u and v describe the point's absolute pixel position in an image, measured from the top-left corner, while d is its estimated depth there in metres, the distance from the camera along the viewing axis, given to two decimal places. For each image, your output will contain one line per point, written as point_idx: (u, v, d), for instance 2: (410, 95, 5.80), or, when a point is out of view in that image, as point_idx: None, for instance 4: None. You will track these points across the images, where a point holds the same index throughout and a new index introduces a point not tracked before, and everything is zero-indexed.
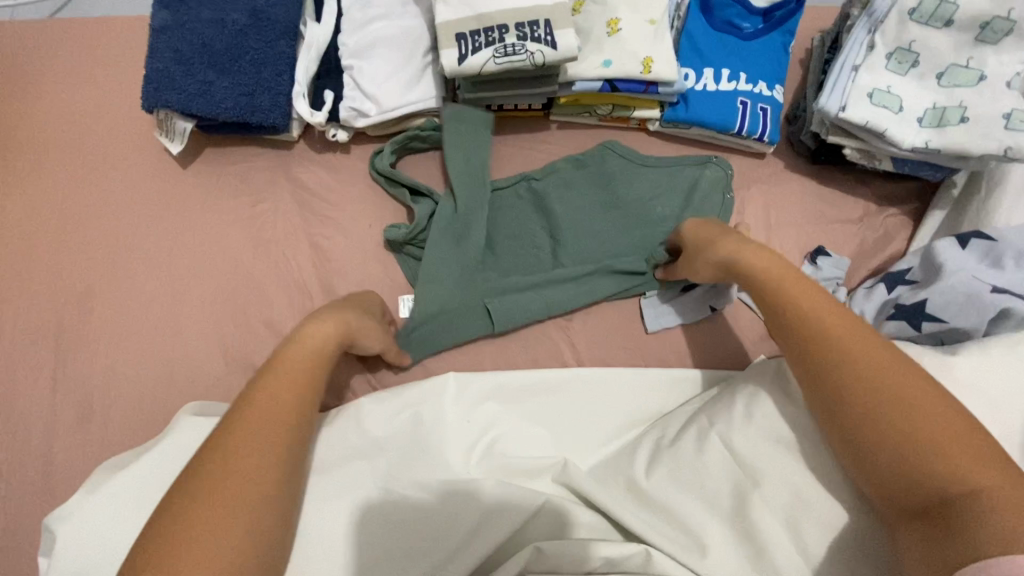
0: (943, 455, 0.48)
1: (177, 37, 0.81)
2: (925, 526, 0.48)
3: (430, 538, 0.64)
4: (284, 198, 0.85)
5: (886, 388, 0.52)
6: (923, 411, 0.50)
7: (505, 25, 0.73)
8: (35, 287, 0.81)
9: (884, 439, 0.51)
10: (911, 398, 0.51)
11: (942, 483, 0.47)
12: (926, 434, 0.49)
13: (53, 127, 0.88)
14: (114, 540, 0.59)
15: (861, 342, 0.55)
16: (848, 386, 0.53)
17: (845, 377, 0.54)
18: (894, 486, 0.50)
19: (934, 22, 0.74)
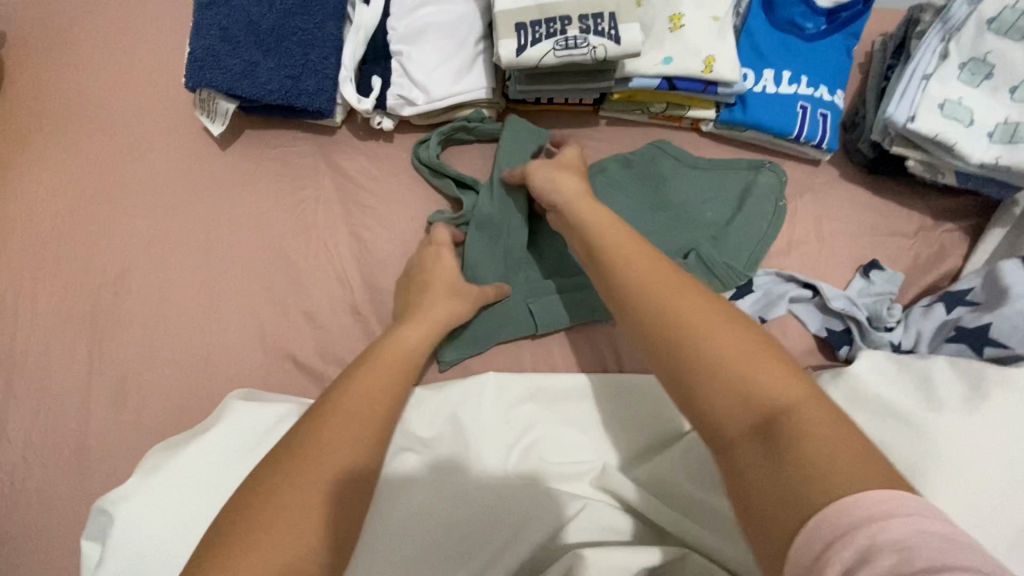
0: (761, 387, 0.43)
1: (222, 14, 0.79)
2: (747, 461, 0.41)
3: (468, 541, 0.64)
4: (325, 186, 0.83)
5: (703, 333, 0.47)
6: (715, 344, 0.46)
7: (568, 17, 0.71)
8: (72, 266, 0.80)
9: (714, 381, 0.44)
10: (713, 334, 0.46)
11: (753, 414, 0.42)
12: (729, 365, 0.44)
13: (91, 101, 0.86)
14: (168, 531, 0.58)
15: (665, 295, 0.51)
16: (674, 340, 0.48)
17: (670, 333, 0.48)
18: (721, 429, 0.43)
19: (1013, 34, 0.71)
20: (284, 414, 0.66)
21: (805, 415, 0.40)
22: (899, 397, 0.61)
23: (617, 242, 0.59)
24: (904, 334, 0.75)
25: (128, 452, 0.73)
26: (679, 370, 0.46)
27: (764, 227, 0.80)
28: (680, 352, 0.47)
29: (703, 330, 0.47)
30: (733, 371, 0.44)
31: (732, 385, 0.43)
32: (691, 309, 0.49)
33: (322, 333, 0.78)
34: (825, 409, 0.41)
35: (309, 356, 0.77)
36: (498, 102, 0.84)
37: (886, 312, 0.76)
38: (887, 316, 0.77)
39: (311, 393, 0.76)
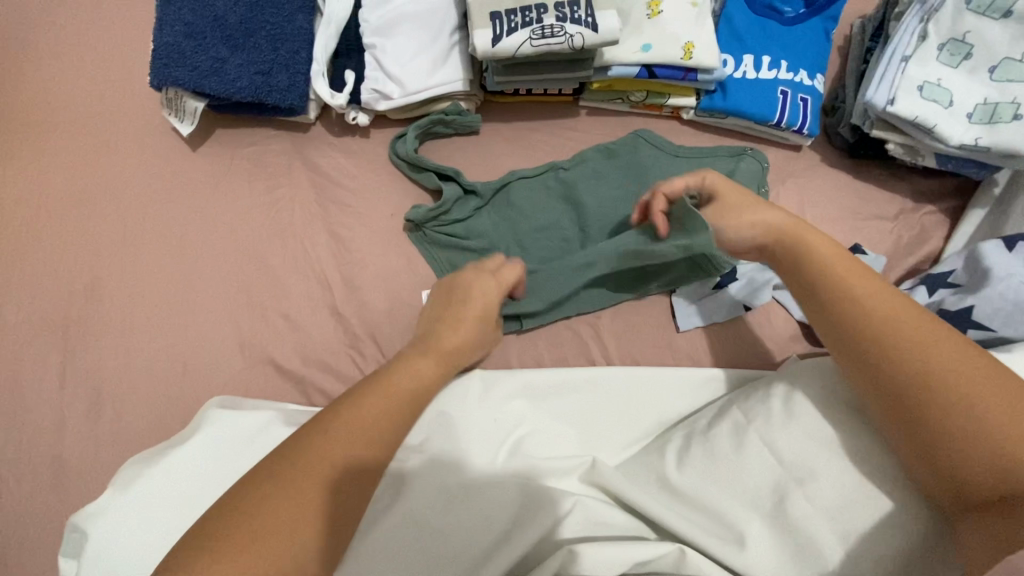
0: (1019, 445, 0.48)
1: (187, 9, 0.76)
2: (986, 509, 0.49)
3: (459, 542, 0.63)
4: (301, 185, 0.81)
5: (939, 370, 0.52)
6: (970, 391, 0.51)
7: (544, 5, 0.69)
8: (40, 274, 0.77)
9: (955, 424, 0.51)
10: (971, 385, 0.51)
11: (1009, 471, 0.48)
12: (983, 418, 0.50)
13: (54, 103, 0.83)
14: (143, 545, 0.56)
15: (907, 326, 0.55)
16: (913, 377, 0.53)
17: (902, 368, 0.54)
18: (956, 475, 0.51)
19: (992, 13, 0.71)
20: (267, 422, 0.65)
21: None
22: None
23: (784, 229, 0.63)
24: None
25: (106, 465, 0.71)
26: (908, 405, 0.53)
27: None
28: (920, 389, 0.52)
29: (958, 375, 0.52)
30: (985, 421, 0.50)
31: (984, 434, 0.49)
32: (933, 348, 0.53)
33: (303, 335, 0.76)
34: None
35: (290, 360, 0.75)
36: (476, 94, 0.82)
37: None
38: None
39: (293, 397, 0.74)
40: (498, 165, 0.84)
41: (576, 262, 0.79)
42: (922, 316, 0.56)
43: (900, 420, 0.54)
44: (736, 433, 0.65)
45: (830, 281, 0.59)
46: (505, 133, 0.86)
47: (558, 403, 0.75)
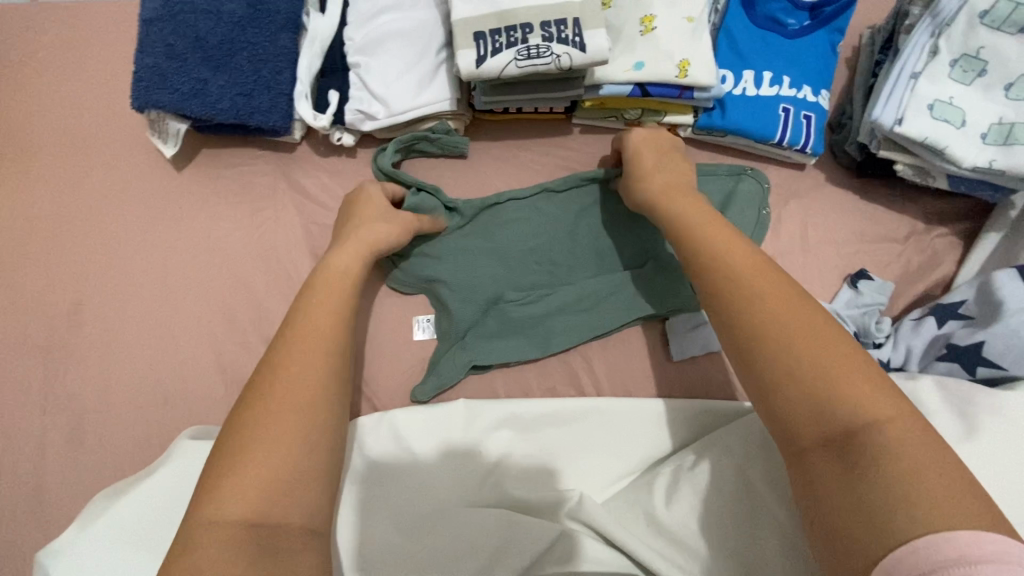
0: (849, 394, 0.42)
1: (168, 30, 0.75)
2: (822, 466, 0.42)
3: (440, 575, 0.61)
4: (285, 206, 0.79)
5: (776, 313, 0.47)
6: (802, 333, 0.45)
7: (529, 25, 0.66)
8: (25, 298, 0.77)
9: (789, 374, 0.44)
10: (804, 332, 0.45)
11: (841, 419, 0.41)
12: (815, 362, 0.43)
13: (42, 124, 0.83)
14: None
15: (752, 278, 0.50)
16: (753, 325, 0.47)
17: (745, 319, 0.48)
18: (796, 427, 0.43)
19: (1007, 27, 0.67)
20: None
21: (893, 437, 0.39)
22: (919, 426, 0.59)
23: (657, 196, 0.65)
24: (893, 351, 0.71)
25: (85, 492, 0.70)
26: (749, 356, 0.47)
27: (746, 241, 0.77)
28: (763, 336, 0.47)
29: (796, 323, 0.46)
30: (816, 371, 0.43)
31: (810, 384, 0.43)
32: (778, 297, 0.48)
33: None
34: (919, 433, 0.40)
35: None
36: (464, 113, 0.79)
37: (875, 327, 0.72)
38: (875, 330, 0.72)
39: None
40: (487, 186, 0.82)
41: (556, 291, 0.77)
42: (775, 275, 0.50)
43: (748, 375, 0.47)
44: (724, 468, 0.63)
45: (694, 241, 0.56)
46: (495, 151, 0.83)
47: (544, 432, 0.72)
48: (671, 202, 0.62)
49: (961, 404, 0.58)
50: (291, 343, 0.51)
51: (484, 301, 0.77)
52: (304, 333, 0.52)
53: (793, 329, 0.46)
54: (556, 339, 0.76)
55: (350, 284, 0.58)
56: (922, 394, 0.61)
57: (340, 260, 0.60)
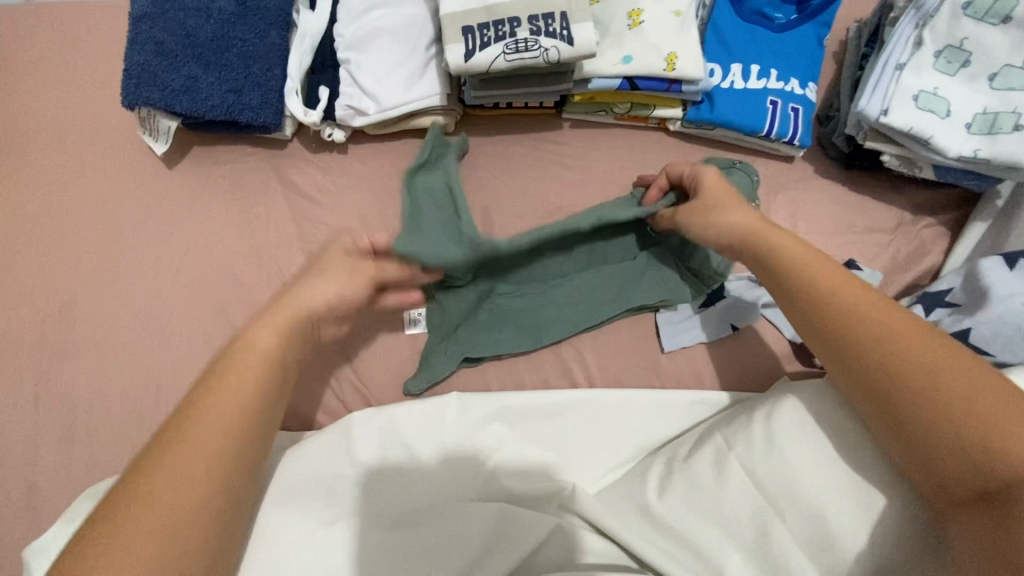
0: (1004, 447, 0.45)
1: (158, 27, 0.75)
2: (975, 515, 0.46)
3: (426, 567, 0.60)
4: (277, 202, 0.80)
5: (907, 365, 0.50)
6: (931, 382, 0.49)
7: (517, 19, 0.67)
8: (17, 295, 0.77)
9: (935, 426, 0.48)
10: (953, 386, 0.48)
11: (995, 472, 0.45)
12: (980, 416, 0.46)
13: (33, 122, 0.83)
14: None
15: (881, 323, 0.52)
16: (895, 373, 0.50)
17: (873, 369, 0.52)
18: (946, 475, 0.48)
19: (991, 18, 0.68)
20: None
21: None
22: None
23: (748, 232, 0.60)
24: None
25: (78, 490, 0.70)
26: (888, 402, 0.51)
27: None
28: (894, 387, 0.50)
29: (941, 373, 0.49)
30: (979, 424, 0.46)
31: (958, 435, 0.47)
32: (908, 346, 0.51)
33: None
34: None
35: None
36: (454, 109, 0.80)
37: None
38: None
39: None
40: (478, 181, 0.82)
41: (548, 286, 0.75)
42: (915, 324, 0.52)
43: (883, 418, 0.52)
44: (719, 462, 0.62)
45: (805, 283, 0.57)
46: (487, 147, 0.84)
47: (538, 424, 0.73)
48: (765, 230, 0.60)
49: None
50: (186, 446, 0.45)
51: (477, 296, 0.73)
52: (188, 436, 0.46)
53: (926, 382, 0.49)
54: (549, 333, 0.76)
55: (268, 361, 0.51)
56: None
57: (259, 332, 0.52)
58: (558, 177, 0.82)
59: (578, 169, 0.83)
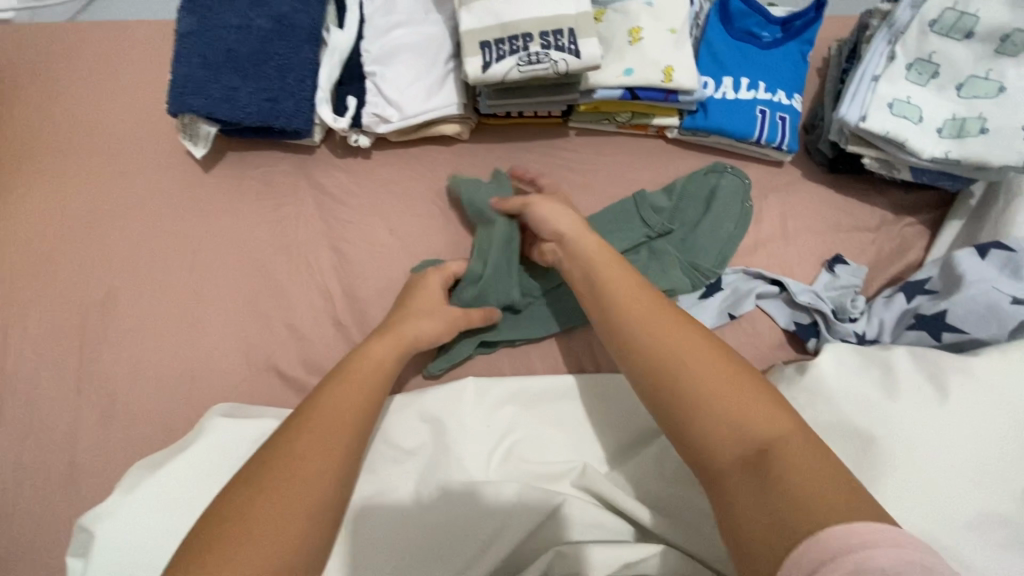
0: (748, 419, 0.49)
1: (202, 43, 0.83)
2: (739, 493, 0.46)
3: (456, 537, 0.65)
4: (306, 203, 0.86)
5: (682, 360, 0.53)
6: (700, 367, 0.52)
7: (530, 35, 0.74)
8: (61, 287, 0.82)
9: (703, 402, 0.51)
10: (709, 368, 0.52)
11: (750, 440, 0.48)
12: (727, 401, 0.50)
13: (80, 129, 0.90)
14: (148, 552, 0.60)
15: (657, 320, 0.57)
16: (665, 361, 0.54)
17: (652, 356, 0.55)
18: (713, 460, 0.49)
19: (955, 33, 0.75)
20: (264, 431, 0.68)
21: (786, 458, 0.46)
22: (863, 385, 0.62)
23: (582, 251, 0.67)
24: (867, 325, 0.77)
25: (115, 468, 0.75)
26: (667, 386, 0.53)
27: (730, 232, 0.83)
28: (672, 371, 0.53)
29: (699, 357, 0.53)
30: (734, 405, 0.49)
31: (715, 409, 0.50)
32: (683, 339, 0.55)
33: (306, 344, 0.80)
34: (807, 448, 0.47)
35: (291, 367, 0.78)
36: (470, 117, 0.87)
37: (850, 303, 0.78)
38: (853, 308, 0.78)
39: (295, 404, 0.77)
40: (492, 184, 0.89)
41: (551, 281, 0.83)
42: (688, 326, 0.56)
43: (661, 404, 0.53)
44: None
45: (609, 293, 0.61)
46: (498, 152, 0.91)
47: (551, 409, 0.77)
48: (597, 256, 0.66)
49: (931, 367, 0.61)
50: (307, 435, 0.55)
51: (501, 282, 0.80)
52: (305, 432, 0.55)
53: (683, 375, 0.52)
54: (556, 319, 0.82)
55: (378, 370, 0.63)
56: (896, 360, 0.63)
57: (376, 348, 0.65)
58: (565, 180, 0.89)
59: (584, 173, 0.89)
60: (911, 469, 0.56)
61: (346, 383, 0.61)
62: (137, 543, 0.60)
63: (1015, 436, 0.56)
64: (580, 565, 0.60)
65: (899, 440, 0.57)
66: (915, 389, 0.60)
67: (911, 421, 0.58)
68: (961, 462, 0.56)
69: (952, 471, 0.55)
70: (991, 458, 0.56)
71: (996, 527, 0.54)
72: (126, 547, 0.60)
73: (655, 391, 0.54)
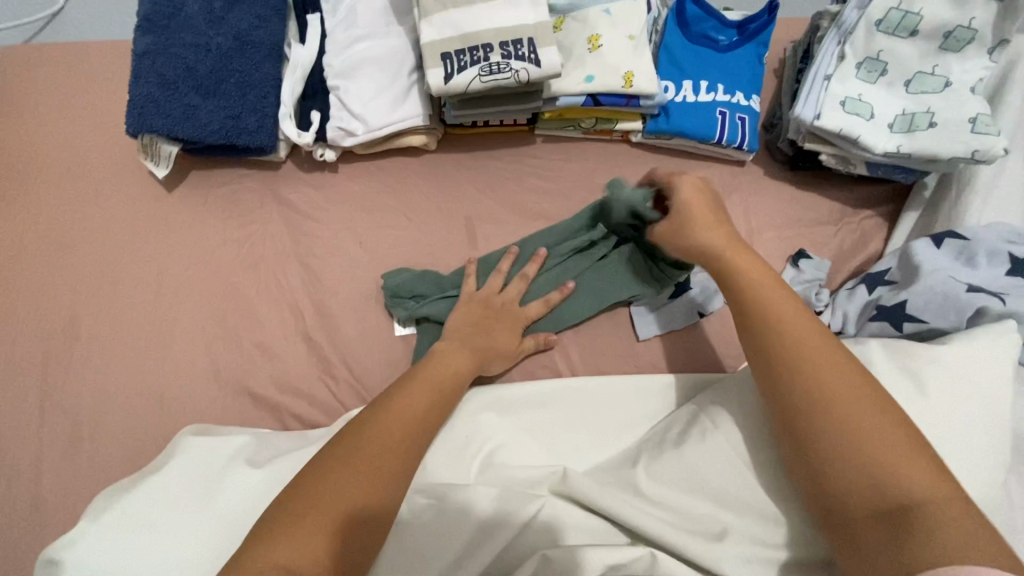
0: (897, 468, 0.47)
1: (160, 61, 0.82)
2: (865, 536, 0.47)
3: (433, 552, 0.63)
4: (273, 219, 0.85)
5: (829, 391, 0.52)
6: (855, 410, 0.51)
7: (490, 45, 0.75)
8: (21, 315, 0.80)
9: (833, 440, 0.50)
10: (857, 408, 0.51)
11: (888, 487, 0.47)
12: (853, 442, 0.49)
13: (37, 153, 0.88)
14: None
15: (812, 347, 0.55)
16: (817, 394, 0.52)
17: (809, 390, 0.53)
18: (840, 499, 0.49)
19: (901, 32, 0.78)
20: (242, 447, 0.68)
21: (934, 510, 0.45)
22: None
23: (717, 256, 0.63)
24: (832, 318, 0.79)
25: (82, 498, 0.72)
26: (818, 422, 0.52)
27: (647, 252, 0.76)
28: (810, 407, 0.52)
29: (843, 393, 0.52)
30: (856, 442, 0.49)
31: (870, 457, 0.49)
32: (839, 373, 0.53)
33: (277, 363, 0.79)
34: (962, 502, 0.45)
35: (264, 385, 0.77)
36: (435, 128, 0.87)
37: (814, 297, 0.81)
38: (816, 301, 0.81)
39: (269, 423, 0.76)
40: (461, 193, 0.89)
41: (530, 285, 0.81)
42: (832, 350, 0.55)
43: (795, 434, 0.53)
44: (704, 440, 0.66)
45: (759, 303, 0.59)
46: (466, 162, 0.91)
47: (529, 416, 0.77)
48: (733, 252, 0.63)
49: (903, 359, 0.63)
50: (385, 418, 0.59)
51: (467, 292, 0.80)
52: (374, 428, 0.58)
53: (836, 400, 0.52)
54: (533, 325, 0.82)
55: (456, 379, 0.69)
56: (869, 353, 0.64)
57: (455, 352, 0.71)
58: (534, 187, 0.90)
59: (551, 179, 0.90)
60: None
61: (416, 387, 0.64)
62: (104, 569, 0.58)
63: (983, 420, 0.58)
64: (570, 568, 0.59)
65: None
66: (884, 378, 0.62)
67: None
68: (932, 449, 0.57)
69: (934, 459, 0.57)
70: (961, 446, 0.57)
71: None
72: (95, 573, 0.58)
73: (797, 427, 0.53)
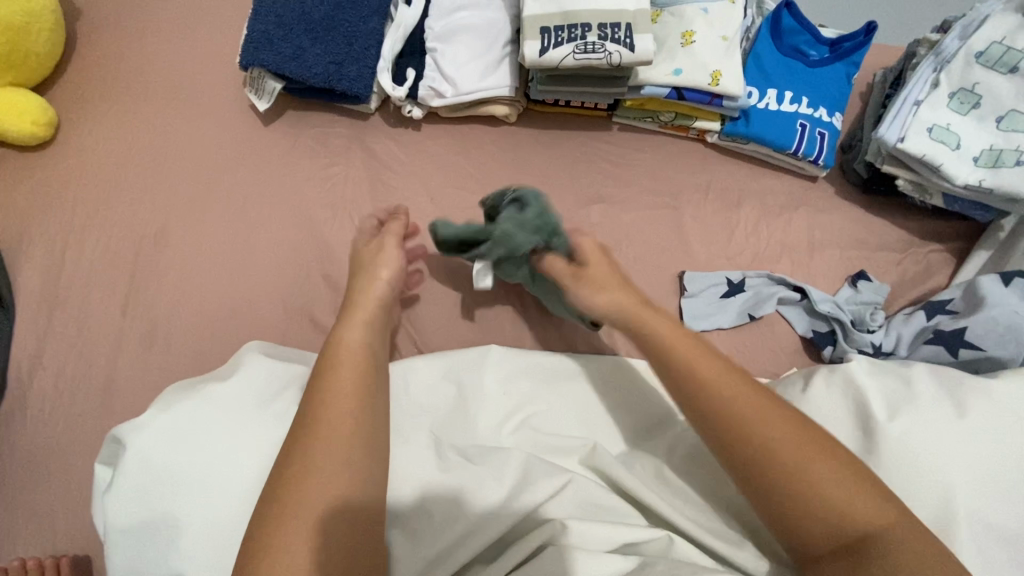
0: (852, 506, 0.50)
1: (279, 4, 0.88)
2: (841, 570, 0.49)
3: (453, 506, 0.63)
4: (355, 164, 0.90)
5: (758, 424, 0.55)
6: (808, 455, 0.52)
7: (589, 25, 0.78)
8: (118, 216, 0.88)
9: (797, 489, 0.51)
10: (797, 441, 0.53)
11: (847, 526, 0.49)
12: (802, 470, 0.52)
13: (154, 72, 0.96)
14: (170, 468, 0.61)
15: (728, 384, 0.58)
16: (757, 445, 0.54)
17: (753, 440, 0.54)
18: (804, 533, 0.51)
19: (999, 67, 0.77)
20: (296, 373, 0.72)
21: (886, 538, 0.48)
22: (871, 397, 0.63)
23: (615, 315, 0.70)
24: (885, 336, 0.80)
25: (149, 387, 0.79)
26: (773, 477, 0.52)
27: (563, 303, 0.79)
28: (740, 444, 0.55)
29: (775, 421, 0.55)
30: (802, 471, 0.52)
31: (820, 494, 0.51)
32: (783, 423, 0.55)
33: (340, 297, 0.83)
34: (908, 523, 0.49)
35: (326, 315, 0.82)
36: (519, 101, 0.91)
37: (869, 316, 0.81)
38: (871, 320, 0.81)
39: (324, 350, 0.81)
40: (533, 167, 0.92)
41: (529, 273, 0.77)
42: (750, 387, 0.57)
43: (747, 483, 0.54)
44: None
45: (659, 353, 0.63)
46: (542, 138, 0.94)
47: (565, 388, 0.78)
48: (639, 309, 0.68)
49: (951, 387, 0.63)
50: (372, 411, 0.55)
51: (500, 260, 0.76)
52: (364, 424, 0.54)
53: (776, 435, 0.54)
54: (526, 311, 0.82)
55: None
56: (916, 377, 0.64)
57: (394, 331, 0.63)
58: (604, 171, 0.92)
59: (622, 166, 0.92)
60: (915, 484, 0.57)
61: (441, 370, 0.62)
62: (163, 457, 0.62)
63: None
64: (580, 538, 0.60)
65: (921, 463, 0.57)
66: (933, 403, 0.61)
67: (924, 437, 0.59)
68: (974, 477, 0.57)
69: (968, 489, 0.56)
70: (1007, 480, 0.57)
71: (1003, 547, 0.55)
72: (155, 460, 0.62)
73: (748, 481, 0.54)
